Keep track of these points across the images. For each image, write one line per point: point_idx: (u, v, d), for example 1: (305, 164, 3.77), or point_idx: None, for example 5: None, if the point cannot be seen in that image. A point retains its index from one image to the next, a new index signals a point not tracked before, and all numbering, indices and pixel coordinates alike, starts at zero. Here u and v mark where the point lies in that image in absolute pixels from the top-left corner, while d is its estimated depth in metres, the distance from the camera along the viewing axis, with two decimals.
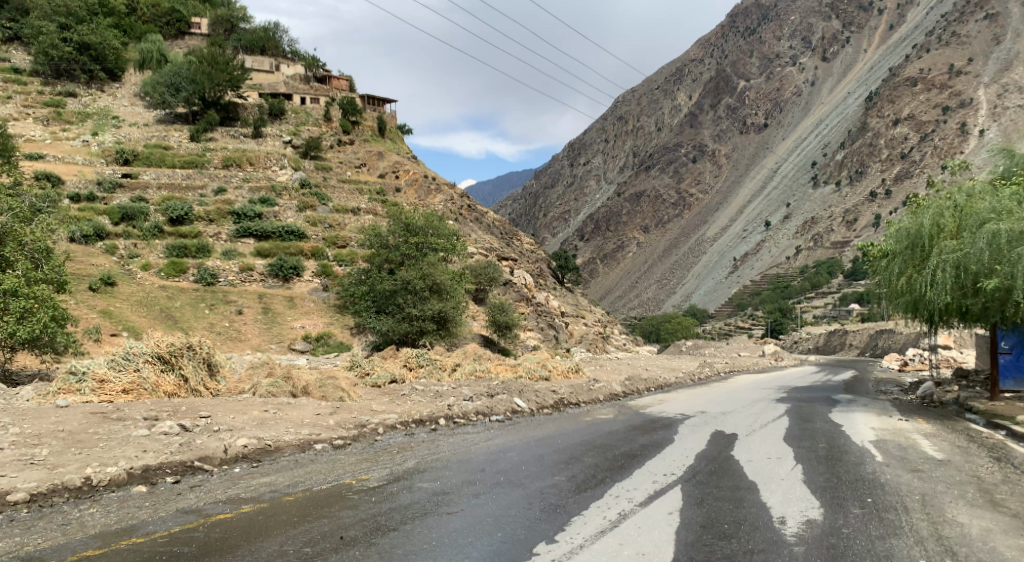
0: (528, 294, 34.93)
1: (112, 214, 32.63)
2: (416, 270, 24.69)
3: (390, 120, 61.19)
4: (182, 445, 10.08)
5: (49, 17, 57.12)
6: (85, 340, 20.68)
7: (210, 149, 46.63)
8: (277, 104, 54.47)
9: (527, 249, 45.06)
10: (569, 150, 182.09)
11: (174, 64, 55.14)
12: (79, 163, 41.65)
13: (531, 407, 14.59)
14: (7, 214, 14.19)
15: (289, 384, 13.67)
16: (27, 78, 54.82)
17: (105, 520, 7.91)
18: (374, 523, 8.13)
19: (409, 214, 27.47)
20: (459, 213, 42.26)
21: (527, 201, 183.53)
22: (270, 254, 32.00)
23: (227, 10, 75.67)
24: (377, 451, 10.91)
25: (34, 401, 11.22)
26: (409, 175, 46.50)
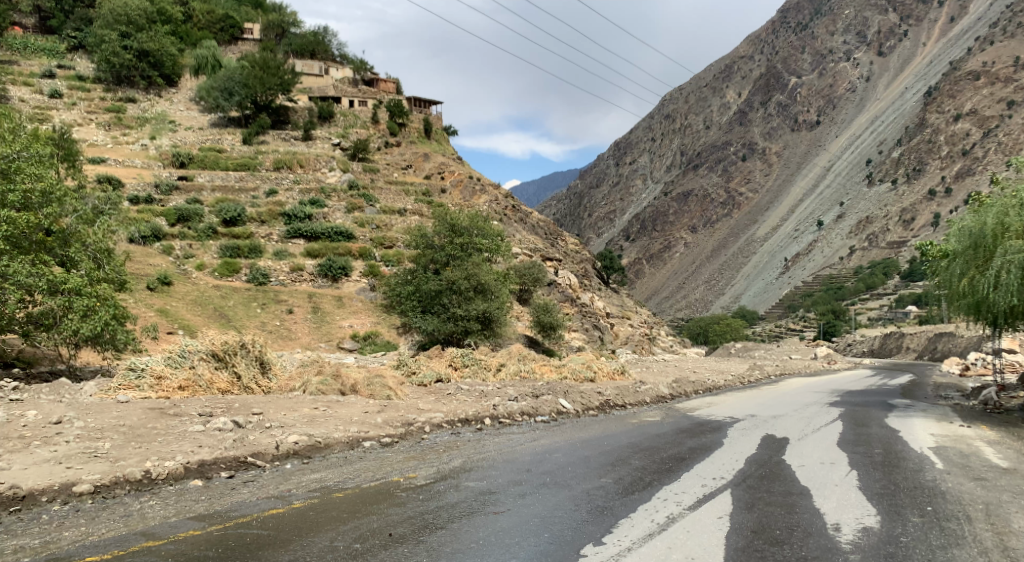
0: (573, 295, 34.80)
1: (169, 215, 33.71)
2: (461, 271, 24.86)
3: (436, 122, 61.73)
4: (236, 441, 10.32)
5: (111, 26, 59.27)
6: (144, 338, 21.32)
7: (262, 152, 47.77)
8: (326, 107, 55.56)
9: (572, 249, 44.92)
10: (614, 149, 180.86)
11: (227, 70, 56.62)
12: (138, 166, 43.16)
13: (577, 408, 14.54)
14: (71, 216, 14.75)
15: (338, 382, 13.90)
16: (91, 85, 57.00)
17: (164, 512, 8.15)
18: (422, 521, 8.18)
19: (454, 214, 27.72)
20: (504, 213, 42.32)
21: (572, 201, 183.07)
22: (319, 254, 32.55)
23: (278, 16, 77.44)
24: (423, 449, 11.00)
25: (97, 396, 11.66)
26: (454, 176, 46.79)
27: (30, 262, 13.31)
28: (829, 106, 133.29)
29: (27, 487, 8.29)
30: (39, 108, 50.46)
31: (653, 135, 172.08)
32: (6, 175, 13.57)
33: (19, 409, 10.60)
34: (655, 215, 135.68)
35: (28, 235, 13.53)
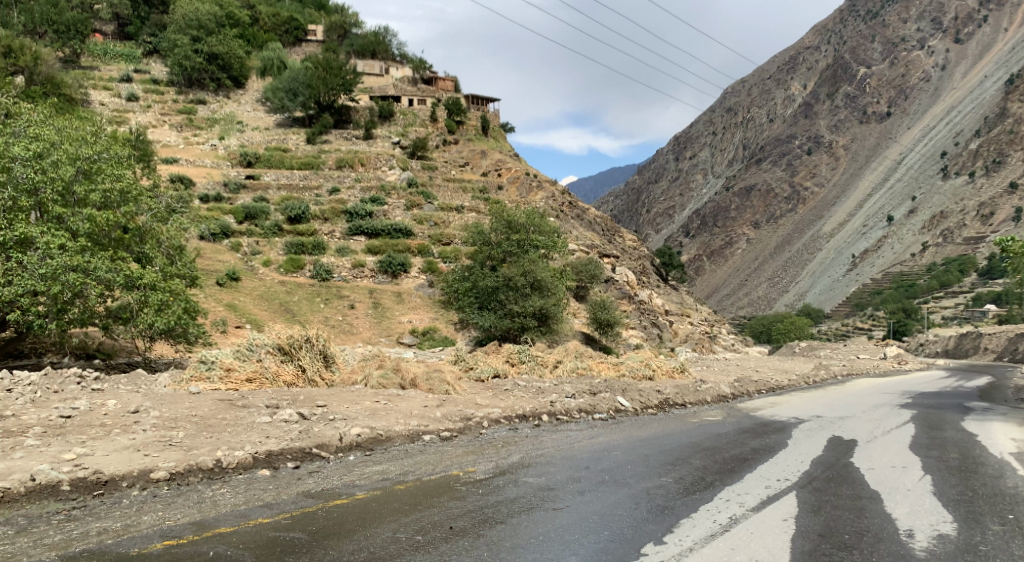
0: (631, 292, 34.44)
1: (237, 213, 34.83)
2: (518, 268, 24.95)
3: (494, 119, 61.95)
4: (301, 433, 10.60)
5: (183, 31, 61.53)
6: (213, 332, 22.10)
7: (325, 151, 48.90)
8: (387, 106, 56.48)
9: (630, 246, 44.47)
10: (673, 144, 177.84)
11: (291, 71, 58.20)
12: (208, 165, 44.72)
13: (635, 406, 14.41)
14: (147, 215, 15.53)
15: (398, 376, 14.18)
16: (165, 88, 59.29)
17: (234, 500, 8.43)
18: (482, 515, 8.25)
19: (510, 211, 27.87)
20: (561, 210, 42.12)
21: (630, 197, 181.05)
22: (379, 251, 33.11)
23: (340, 17, 78.91)
24: (482, 444, 11.09)
25: (170, 387, 12.18)
26: (511, 173, 46.91)
27: (110, 258, 13.89)
28: (901, 97, 127.69)
29: (109, 473, 8.69)
30: (118, 111, 52.82)
31: (713, 130, 168.62)
32: (89, 176, 14.28)
33: (100, 398, 11.14)
34: (717, 211, 132.66)
35: (107, 232, 14.19)
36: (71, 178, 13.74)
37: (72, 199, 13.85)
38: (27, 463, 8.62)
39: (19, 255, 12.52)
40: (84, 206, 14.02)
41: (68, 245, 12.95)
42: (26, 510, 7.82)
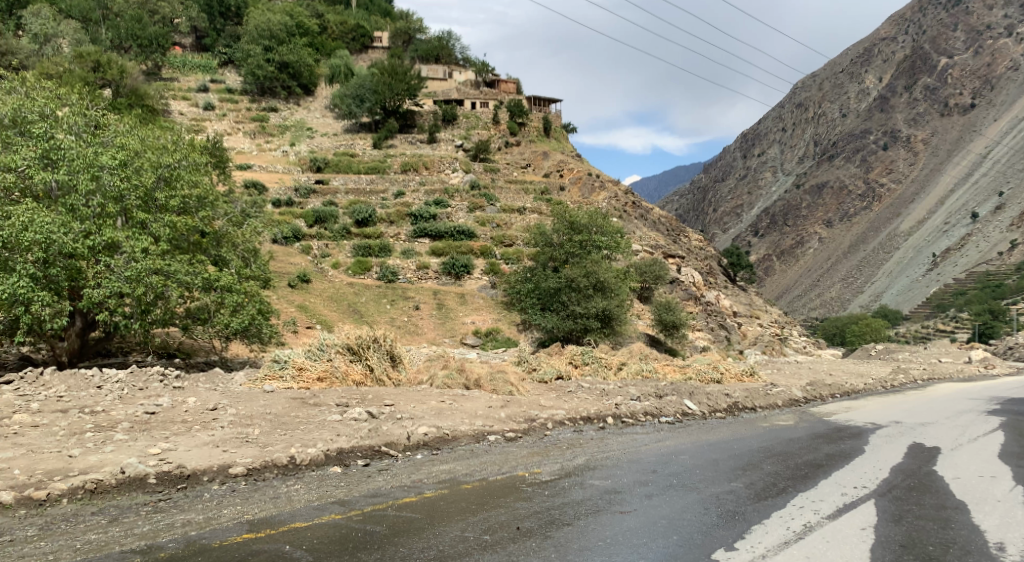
0: (697, 293, 33.78)
1: (307, 217, 35.79)
2: (580, 268, 24.91)
3: (556, 120, 61.93)
4: (371, 431, 10.81)
5: (256, 41, 63.58)
6: (285, 332, 22.84)
7: (390, 155, 49.86)
8: (450, 109, 57.16)
9: (695, 246, 43.71)
10: (739, 141, 173.54)
11: (358, 77, 59.52)
12: (281, 171, 46.14)
13: (703, 409, 14.15)
14: (223, 220, 16.24)
15: (463, 376, 14.35)
16: (239, 97, 61.52)
17: (308, 496, 8.67)
18: (548, 516, 8.24)
19: (572, 212, 27.89)
20: (624, 210, 41.67)
21: (695, 196, 177.77)
22: (443, 252, 33.45)
23: (406, 23, 80.13)
24: (546, 445, 11.08)
25: (247, 385, 12.69)
26: (573, 174, 46.76)
27: (188, 261, 14.48)
28: (986, 87, 119.40)
29: (191, 468, 9.05)
30: (196, 120, 55.10)
31: (781, 126, 163.82)
32: (169, 183, 14.94)
33: (180, 395, 11.67)
34: (786, 209, 130.95)
35: (187, 237, 14.82)
36: (153, 185, 14.39)
37: (153, 205, 14.48)
38: (117, 456, 9.08)
39: (107, 258, 13.04)
40: (165, 211, 14.66)
41: (151, 249, 13.52)
42: (118, 501, 8.21)
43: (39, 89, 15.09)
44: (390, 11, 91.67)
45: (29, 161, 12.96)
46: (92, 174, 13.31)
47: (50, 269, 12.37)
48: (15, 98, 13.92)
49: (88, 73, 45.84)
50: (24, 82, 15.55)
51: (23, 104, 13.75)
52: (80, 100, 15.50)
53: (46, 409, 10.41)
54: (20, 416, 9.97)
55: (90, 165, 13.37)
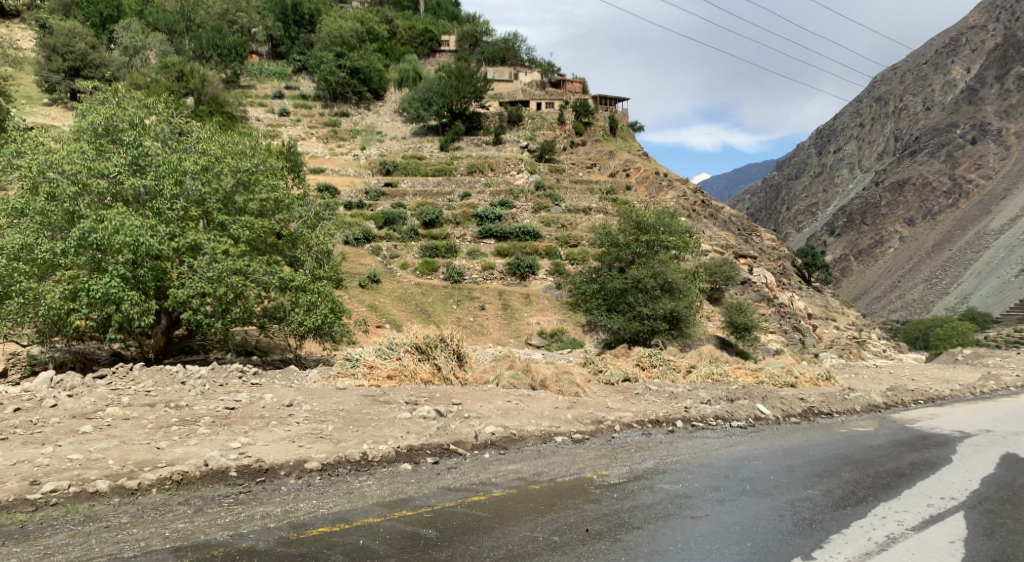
0: (770, 294, 32.86)
1: (377, 219, 36.54)
2: (647, 269, 24.63)
3: (622, 119, 61.28)
4: (439, 429, 10.97)
5: (329, 47, 65.39)
6: (356, 331, 23.42)
7: (457, 157, 50.46)
8: (515, 111, 57.36)
9: (768, 246, 42.52)
10: (813, 137, 162.56)
11: (426, 81, 60.39)
12: (351, 174, 47.36)
13: (777, 414, 13.76)
14: (297, 222, 16.72)
15: (528, 377, 14.38)
16: (312, 103, 63.34)
17: (380, 492, 8.85)
18: (618, 519, 8.16)
19: (639, 211, 27.53)
20: (693, 210, 40.91)
21: (767, 194, 167.79)
22: (508, 253, 33.59)
23: (472, 26, 80.97)
24: (615, 448, 11.00)
25: (321, 382, 13.10)
26: (640, 172, 46.24)
27: (265, 262, 15.01)
28: None
29: (269, 462, 9.36)
30: (272, 126, 57.08)
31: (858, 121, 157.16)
32: (248, 186, 15.56)
33: (258, 392, 12.11)
34: (865, 207, 118.61)
35: (263, 239, 15.36)
36: (232, 189, 14.99)
37: (232, 208, 15.09)
38: (201, 450, 9.47)
39: (190, 259, 13.65)
40: (243, 214, 15.26)
41: (230, 250, 14.07)
42: (202, 492, 8.57)
43: (129, 99, 15.93)
44: (457, 14, 92.78)
45: (120, 167, 13.70)
46: (177, 178, 13.97)
47: (138, 270, 12.98)
48: (108, 107, 14.72)
49: (173, 83, 48.15)
50: (115, 92, 16.38)
51: (116, 113, 14.50)
52: (166, 109, 16.30)
53: (136, 403, 10.96)
54: (113, 410, 10.55)
55: (175, 170, 14.04)
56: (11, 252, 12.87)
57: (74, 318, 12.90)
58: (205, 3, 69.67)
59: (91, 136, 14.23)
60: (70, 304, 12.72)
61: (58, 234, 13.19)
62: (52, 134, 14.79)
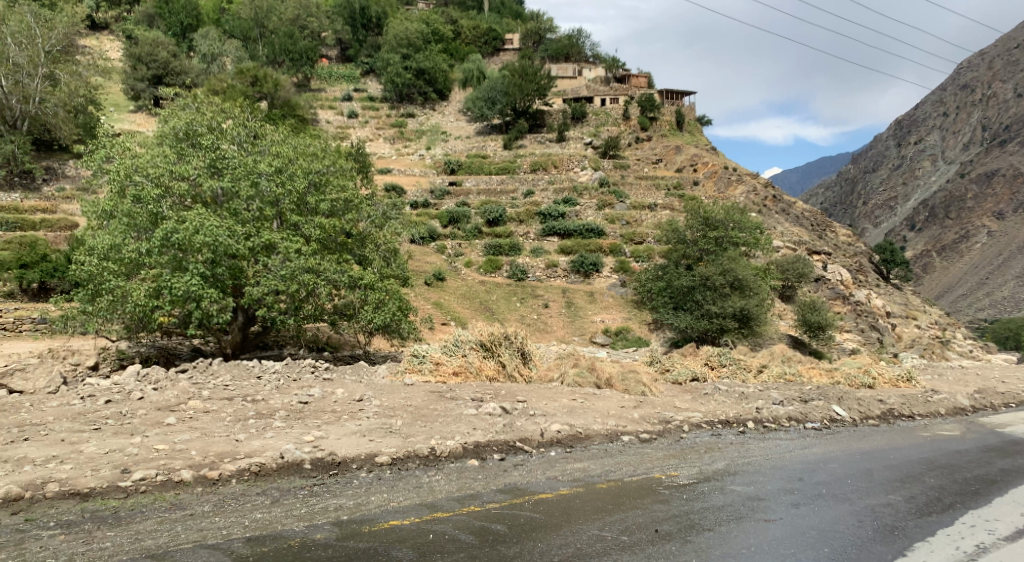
0: (846, 292, 31.82)
1: (441, 217, 36.97)
2: (716, 266, 24.15)
3: (689, 113, 60.11)
4: (505, 426, 11.03)
5: (395, 50, 66.43)
6: (423, 328, 23.79)
7: (520, 156, 50.61)
8: (579, 107, 57.10)
9: (843, 242, 41.07)
10: (893, 128, 150.37)
11: (490, 80, 60.73)
12: (417, 174, 48.12)
13: (854, 416, 13.31)
14: (366, 222, 17.05)
15: (594, 375, 14.31)
16: (379, 104, 64.69)
17: (448, 486, 8.96)
18: (688, 520, 8.03)
19: (708, 207, 26.97)
20: (763, 205, 39.98)
21: (843, 188, 154.14)
22: (572, 250, 33.48)
23: (536, 24, 80.86)
24: (683, 448, 10.86)
25: (389, 377, 13.41)
26: (708, 167, 45.27)
27: (336, 260, 15.38)
28: None
29: (342, 455, 9.59)
30: (341, 128, 58.53)
31: None
32: (319, 187, 15.97)
33: (330, 387, 12.43)
34: (948, 200, 106.01)
35: (334, 238, 15.75)
36: (304, 190, 15.41)
37: (305, 208, 15.52)
38: (277, 442, 9.78)
39: (265, 258, 14.13)
40: (315, 214, 15.67)
41: (303, 249, 14.47)
42: (278, 483, 8.85)
43: (207, 104, 16.61)
44: (522, 12, 93.11)
45: (199, 170, 14.27)
46: (252, 180, 14.46)
47: (216, 269, 13.48)
48: (188, 113, 15.39)
49: (247, 88, 49.86)
50: (196, 98, 17.09)
51: (196, 118, 15.14)
52: (242, 113, 16.93)
53: (216, 396, 11.43)
54: (195, 402, 11.03)
55: (251, 173, 14.54)
56: (100, 251, 13.60)
57: (157, 315, 13.50)
58: (277, 10, 71.92)
59: (173, 140, 14.94)
60: (154, 302, 13.31)
61: (143, 234, 13.84)
62: (138, 139, 15.52)
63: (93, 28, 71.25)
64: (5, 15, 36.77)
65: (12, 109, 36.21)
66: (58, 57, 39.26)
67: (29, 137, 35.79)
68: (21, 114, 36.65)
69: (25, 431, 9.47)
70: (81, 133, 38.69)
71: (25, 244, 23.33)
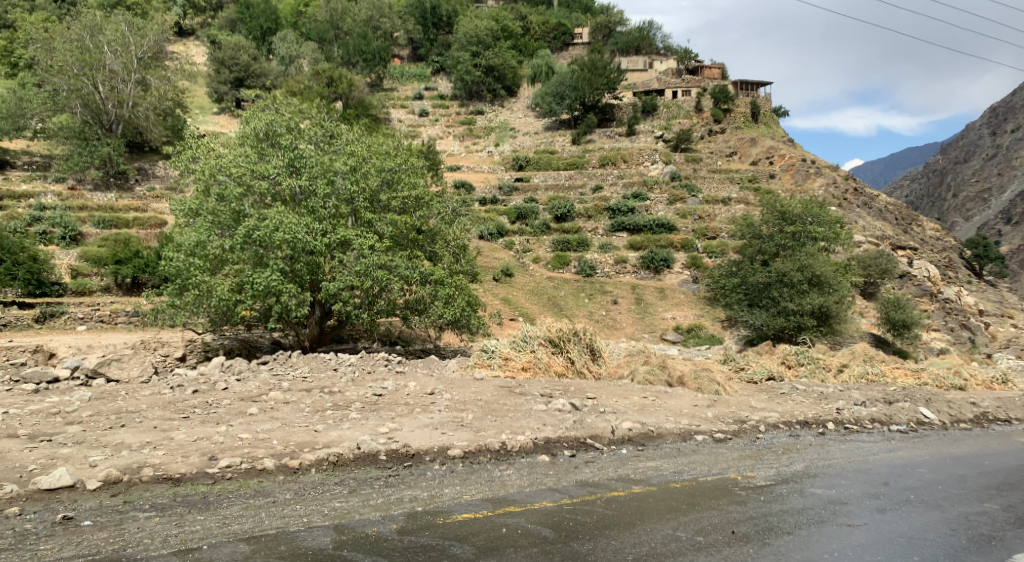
0: (934, 289, 30.43)
1: (509, 213, 37.08)
2: (793, 262, 23.38)
3: (764, 104, 58.32)
4: (576, 423, 11.00)
5: (465, 47, 66.97)
6: (492, 323, 23.96)
7: (589, 150, 50.29)
8: (650, 100, 56.27)
9: (930, 237, 39.13)
10: (986, 116, 141.46)
11: (559, 75, 60.52)
12: (486, 171, 48.46)
13: (943, 420, 12.71)
14: (436, 218, 17.24)
15: (665, 373, 14.09)
16: (449, 102, 65.56)
17: (520, 481, 8.99)
18: (766, 522, 7.82)
19: (785, 201, 26.15)
20: (844, 199, 38.64)
21: (930, 180, 144.49)
22: (641, 246, 33.07)
23: (607, 17, 80.05)
24: (760, 449, 10.60)
25: (460, 371, 13.63)
26: (784, 160, 43.88)
27: (407, 257, 15.67)
28: None
29: (416, 447, 9.76)
30: (412, 126, 59.57)
31: None
32: (391, 185, 16.26)
33: (403, 380, 12.69)
34: None
35: (405, 235, 16.04)
36: (377, 188, 15.72)
37: (378, 206, 15.84)
38: (354, 433, 10.04)
39: (340, 254, 14.53)
40: (387, 211, 15.97)
41: (377, 246, 14.76)
42: (355, 473, 9.07)
43: (286, 106, 17.20)
44: (592, 6, 92.43)
45: (278, 169, 14.76)
46: (328, 179, 14.89)
47: (295, 265, 13.98)
48: (268, 114, 15.94)
49: (324, 88, 51.26)
50: (277, 99, 17.70)
51: (275, 120, 15.73)
52: (319, 114, 17.42)
53: (295, 388, 11.82)
54: (275, 394, 11.44)
55: (327, 171, 14.97)
56: (187, 248, 14.25)
57: (240, 309, 14.07)
58: (352, 11, 73.70)
59: (254, 140, 15.57)
60: (236, 296, 13.85)
61: (226, 232, 14.45)
62: (221, 140, 16.15)
63: (180, 34, 74.72)
64: (103, 24, 38.19)
65: (108, 113, 38.24)
66: (150, 63, 41.00)
67: (124, 139, 37.70)
68: (116, 118, 38.68)
69: (122, 419, 10.02)
70: (169, 135, 40.64)
71: (121, 241, 24.61)
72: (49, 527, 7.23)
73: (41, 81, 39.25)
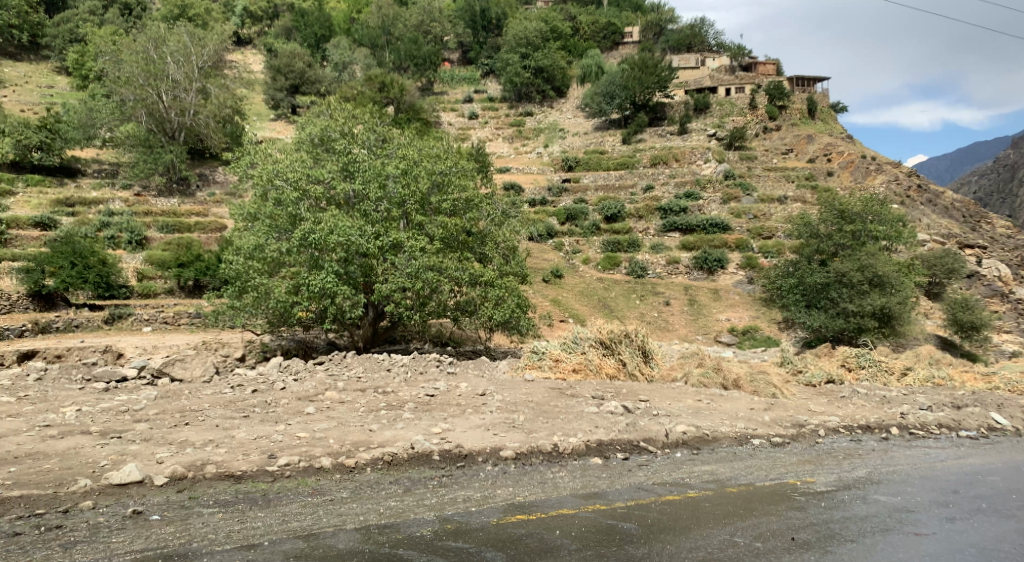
0: (1004, 289, 29.13)
1: (558, 214, 37.00)
2: (852, 262, 22.69)
3: (821, 99, 56.80)
4: (629, 425, 10.89)
5: (515, 49, 67.12)
6: (542, 325, 23.97)
7: (640, 150, 49.85)
8: (702, 98, 55.40)
9: (1002, 233, 37.47)
10: None
11: (608, 75, 60.13)
12: (534, 172, 48.50)
13: (1017, 426, 12.15)
14: (486, 219, 17.31)
15: (720, 376, 13.86)
16: (499, 105, 65.90)
17: (573, 484, 8.95)
18: (827, 530, 7.60)
19: (843, 199, 25.39)
20: (907, 196, 37.38)
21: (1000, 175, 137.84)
22: (694, 246, 32.58)
23: (658, 15, 79.18)
24: (820, 454, 10.33)
25: (510, 372, 13.68)
26: (843, 158, 42.68)
27: (457, 258, 15.80)
28: None
29: (469, 448, 9.80)
30: (462, 129, 60.10)
31: None
32: (441, 187, 16.39)
33: (454, 381, 12.78)
34: None
35: (456, 237, 16.15)
36: (427, 191, 15.88)
37: (428, 208, 16.01)
38: (407, 433, 10.15)
39: (392, 256, 14.71)
40: (437, 213, 16.12)
41: (427, 248, 14.91)
42: (410, 473, 9.17)
43: (341, 111, 17.55)
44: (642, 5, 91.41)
45: (332, 173, 15.08)
46: (380, 182, 15.11)
47: (349, 267, 14.24)
48: (323, 121, 16.29)
49: (376, 93, 52.08)
50: (333, 105, 18.04)
51: (329, 126, 16.11)
52: (372, 119, 17.69)
53: (350, 388, 12.02)
54: (332, 393, 11.67)
55: (379, 175, 15.20)
56: (245, 251, 14.66)
57: (296, 310, 14.41)
58: (403, 17, 74.71)
59: (309, 146, 16.00)
60: (292, 298, 14.17)
61: (282, 235, 14.81)
62: (278, 146, 16.56)
63: (238, 43, 77.00)
64: (166, 35, 40.42)
65: (171, 121, 39.44)
66: (210, 72, 42.22)
67: (185, 147, 39.03)
68: (178, 126, 39.84)
69: (186, 417, 10.36)
70: (228, 141, 41.79)
71: (183, 245, 25.45)
72: (120, 520, 7.52)
73: (110, 92, 40.97)
